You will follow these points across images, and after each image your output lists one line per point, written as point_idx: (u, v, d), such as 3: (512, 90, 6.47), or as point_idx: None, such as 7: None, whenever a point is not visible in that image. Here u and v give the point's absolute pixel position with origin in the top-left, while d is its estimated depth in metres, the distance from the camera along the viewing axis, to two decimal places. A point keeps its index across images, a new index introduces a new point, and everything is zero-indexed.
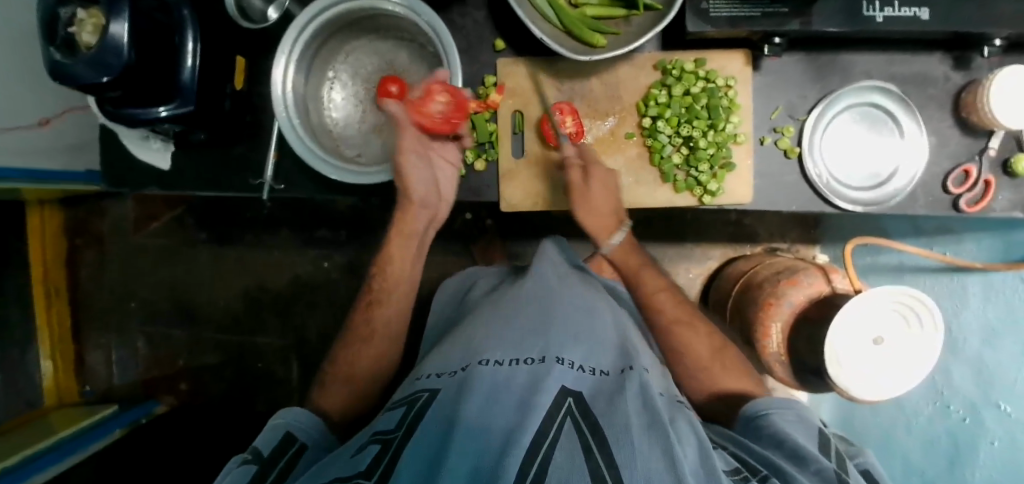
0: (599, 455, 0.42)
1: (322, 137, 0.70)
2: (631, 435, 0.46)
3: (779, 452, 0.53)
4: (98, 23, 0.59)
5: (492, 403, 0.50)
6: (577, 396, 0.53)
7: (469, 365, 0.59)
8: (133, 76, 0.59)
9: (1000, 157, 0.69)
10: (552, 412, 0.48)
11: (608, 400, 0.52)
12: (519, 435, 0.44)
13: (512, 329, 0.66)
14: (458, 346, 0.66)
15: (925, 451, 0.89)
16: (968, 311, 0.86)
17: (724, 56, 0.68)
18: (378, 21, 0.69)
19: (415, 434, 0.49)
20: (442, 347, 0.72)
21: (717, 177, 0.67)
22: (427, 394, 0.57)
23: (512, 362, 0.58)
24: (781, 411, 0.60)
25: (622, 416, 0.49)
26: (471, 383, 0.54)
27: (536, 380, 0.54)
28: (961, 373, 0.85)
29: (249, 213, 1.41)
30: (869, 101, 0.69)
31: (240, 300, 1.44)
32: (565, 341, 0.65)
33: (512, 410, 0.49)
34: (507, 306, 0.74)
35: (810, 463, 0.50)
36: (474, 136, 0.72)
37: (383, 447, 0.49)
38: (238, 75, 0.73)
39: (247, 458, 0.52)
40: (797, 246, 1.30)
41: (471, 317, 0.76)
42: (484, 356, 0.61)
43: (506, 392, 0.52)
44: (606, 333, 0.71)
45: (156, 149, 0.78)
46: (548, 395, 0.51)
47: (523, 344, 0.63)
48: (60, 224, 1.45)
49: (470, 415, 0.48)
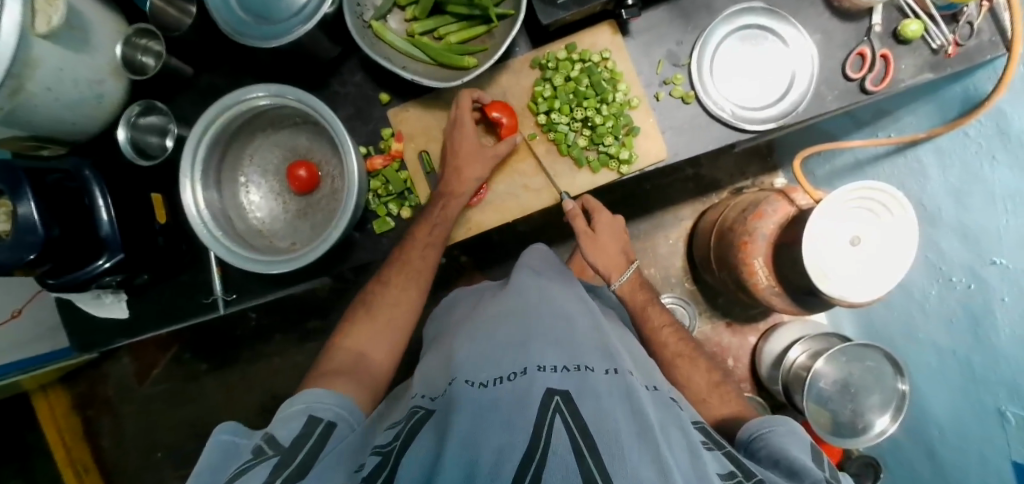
0: (593, 463, 0.39)
1: (252, 239, 0.73)
2: (624, 444, 0.42)
3: (777, 471, 0.51)
4: (8, 210, 0.62)
5: (479, 418, 0.46)
6: (566, 395, 0.49)
7: (455, 383, 0.54)
8: (59, 248, 0.62)
9: (887, 30, 0.69)
10: (539, 419, 0.44)
11: (597, 397, 0.49)
12: (509, 452, 0.41)
13: (494, 341, 0.62)
14: (441, 365, 0.64)
15: (951, 339, 0.83)
16: (931, 182, 0.82)
17: (591, 34, 0.71)
18: (268, 115, 0.73)
19: (413, 443, 0.47)
20: (426, 370, 0.68)
21: (626, 145, 0.70)
22: (423, 411, 0.55)
23: (495, 381, 0.52)
24: (771, 425, 0.58)
25: (612, 419, 0.45)
26: (456, 402, 0.50)
27: (523, 388, 0.50)
28: (948, 241, 0.79)
29: (239, 329, 1.44)
30: (743, 24, 0.70)
31: (258, 415, 1.42)
32: (547, 348, 0.59)
33: (501, 424, 0.44)
34: (485, 320, 0.69)
35: (805, 477, 0.48)
36: (392, 188, 0.75)
37: (383, 458, 0.46)
38: (159, 211, 0.75)
39: (269, 452, 0.49)
40: (760, 178, 1.29)
41: (449, 339, 0.72)
42: (467, 374, 0.56)
43: (494, 407, 0.47)
44: (586, 327, 0.67)
45: (110, 303, 0.81)
46: (534, 400, 0.47)
47: (506, 352, 0.59)
48: (69, 402, 1.48)
49: (456, 437, 0.44)
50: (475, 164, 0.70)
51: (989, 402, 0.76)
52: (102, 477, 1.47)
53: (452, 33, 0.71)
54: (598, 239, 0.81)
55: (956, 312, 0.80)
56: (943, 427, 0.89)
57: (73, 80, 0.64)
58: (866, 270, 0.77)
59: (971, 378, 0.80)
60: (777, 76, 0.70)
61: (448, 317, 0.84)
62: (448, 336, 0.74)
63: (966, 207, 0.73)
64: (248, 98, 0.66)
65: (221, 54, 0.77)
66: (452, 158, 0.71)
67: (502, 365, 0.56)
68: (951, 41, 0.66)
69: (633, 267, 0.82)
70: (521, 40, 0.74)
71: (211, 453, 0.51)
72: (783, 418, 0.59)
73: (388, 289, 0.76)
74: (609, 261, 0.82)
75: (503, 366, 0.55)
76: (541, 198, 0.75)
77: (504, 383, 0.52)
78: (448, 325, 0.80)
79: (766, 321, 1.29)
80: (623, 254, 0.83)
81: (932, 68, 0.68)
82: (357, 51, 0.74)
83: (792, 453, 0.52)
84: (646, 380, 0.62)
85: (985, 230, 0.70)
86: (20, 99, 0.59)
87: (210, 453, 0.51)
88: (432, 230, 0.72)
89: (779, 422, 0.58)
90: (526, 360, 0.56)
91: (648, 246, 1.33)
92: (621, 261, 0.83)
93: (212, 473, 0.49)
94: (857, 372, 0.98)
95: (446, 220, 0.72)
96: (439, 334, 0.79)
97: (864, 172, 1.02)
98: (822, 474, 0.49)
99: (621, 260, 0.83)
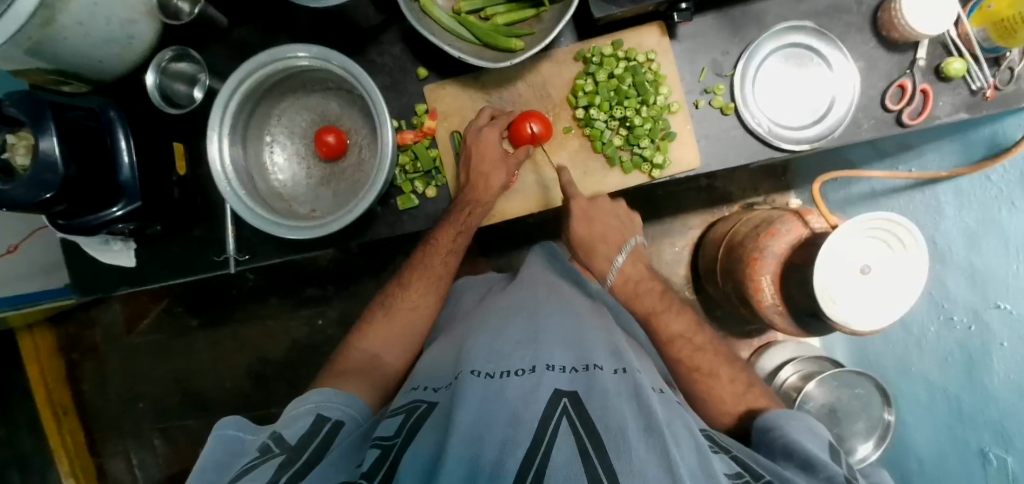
0: (598, 463, 0.38)
1: (273, 201, 0.72)
2: (629, 439, 0.41)
3: (790, 464, 0.50)
4: (28, 144, 0.60)
5: (484, 411, 0.45)
6: (574, 397, 0.47)
7: (461, 373, 0.53)
8: (76, 188, 0.60)
9: (930, 65, 0.69)
10: (546, 416, 0.44)
11: (605, 395, 0.48)
12: (513, 448, 0.40)
13: (504, 336, 0.61)
14: (449, 357, 0.63)
15: (943, 374, 0.85)
16: (947, 220, 0.83)
17: (639, 34, 0.70)
18: (302, 76, 0.71)
19: (415, 438, 0.46)
20: (429, 364, 0.66)
21: (661, 149, 0.71)
22: (425, 404, 0.53)
23: (503, 374, 0.52)
24: (787, 418, 0.56)
25: (619, 416, 0.44)
26: (463, 390, 0.49)
27: (531, 384, 0.49)
28: (956, 281, 0.80)
29: (235, 289, 1.42)
30: (789, 42, 0.70)
31: (246, 377, 1.42)
32: (557, 347, 0.58)
33: (506, 420, 0.44)
34: (496, 313, 0.69)
35: (821, 469, 0.48)
36: (420, 165, 0.75)
37: (383, 453, 0.46)
38: (178, 162, 0.74)
39: (275, 452, 0.49)
40: (772, 196, 1.30)
41: (461, 328, 0.72)
42: (474, 363, 0.55)
43: (500, 403, 0.46)
44: (598, 325, 0.67)
45: (118, 250, 0.79)
46: (543, 398, 0.47)
47: (517, 348, 0.58)
48: (54, 343, 1.46)
49: (460, 430, 0.42)
50: (500, 171, 0.72)
51: (973, 442, 0.78)
52: (82, 422, 1.46)
53: (499, 14, 0.70)
54: (595, 219, 0.77)
55: (952, 349, 0.82)
56: (923, 458, 0.91)
57: (106, 18, 0.62)
58: (875, 303, 0.77)
59: (960, 415, 0.81)
60: (816, 98, 0.71)
61: (457, 304, 0.84)
62: (457, 328, 0.74)
63: (978, 250, 0.74)
64: (287, 57, 0.65)
65: (257, 9, 0.75)
66: (476, 165, 0.71)
67: (510, 359, 0.55)
68: (991, 84, 0.66)
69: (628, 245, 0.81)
70: (567, 31, 0.73)
71: (217, 445, 0.52)
72: (798, 413, 0.57)
73: (411, 280, 0.78)
74: (598, 243, 0.80)
75: (512, 360, 0.55)
76: (541, 203, 0.77)
77: (512, 376, 0.51)
78: (456, 314, 0.80)
79: (761, 337, 1.31)
80: (619, 232, 0.81)
81: (969, 109, 0.68)
82: (399, 22, 0.73)
83: (806, 446, 0.50)
84: (653, 381, 0.59)
85: (994, 272, 0.71)
86: (51, 31, 0.57)
87: (213, 446, 0.53)
88: (456, 236, 0.74)
89: (795, 416, 0.56)
90: (536, 358, 0.55)
91: (654, 251, 1.34)
92: (603, 246, 0.81)
93: (218, 468, 0.50)
94: (845, 398, 0.99)
95: (471, 226, 0.74)
96: (447, 325, 0.79)
97: (879, 203, 1.02)
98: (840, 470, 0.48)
99: (614, 240, 0.80)
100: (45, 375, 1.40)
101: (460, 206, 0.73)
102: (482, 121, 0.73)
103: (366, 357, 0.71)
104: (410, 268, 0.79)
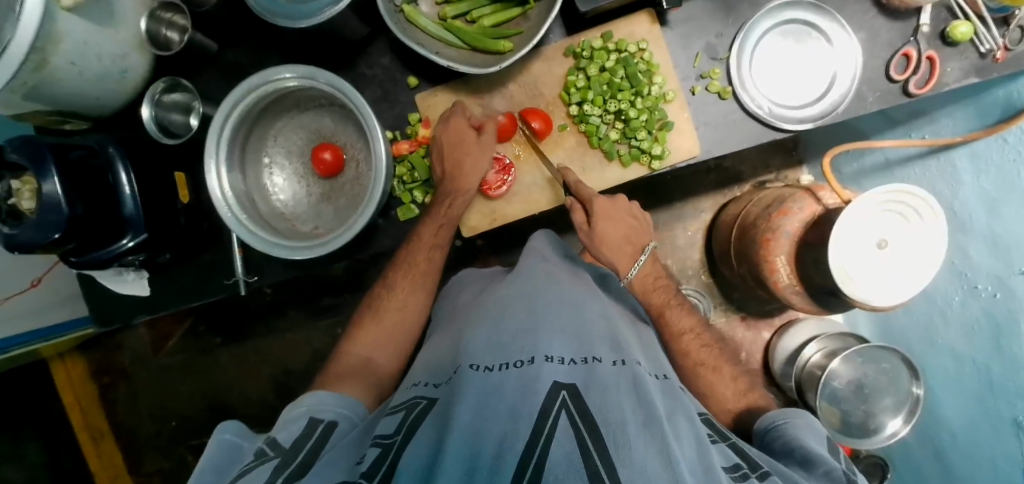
0: (598, 457, 0.37)
1: (276, 222, 0.73)
2: (628, 433, 0.41)
3: (790, 459, 0.50)
4: (32, 187, 0.62)
5: (483, 405, 0.44)
6: (573, 390, 0.46)
7: (460, 369, 0.52)
8: (83, 227, 0.61)
9: (935, 30, 0.65)
10: (545, 409, 0.43)
11: (604, 389, 0.47)
12: (511, 441, 0.39)
13: (500, 325, 0.60)
14: (448, 351, 0.62)
15: (970, 343, 0.82)
16: (965, 186, 0.80)
17: (629, 23, 0.69)
18: (294, 95, 0.72)
19: (414, 436, 0.46)
20: (426, 361, 0.65)
21: (658, 140, 0.70)
22: (425, 400, 0.52)
23: (501, 366, 0.50)
24: (789, 416, 0.57)
25: (619, 410, 0.44)
26: (461, 389, 0.47)
27: (530, 375, 0.48)
28: (977, 249, 0.77)
29: (253, 304, 1.44)
30: (784, 18, 0.68)
31: (271, 389, 1.45)
32: (556, 337, 0.57)
33: (505, 413, 0.42)
34: (492, 305, 0.67)
35: (818, 465, 0.48)
36: (417, 175, 0.76)
37: (383, 451, 0.45)
38: (182, 189, 0.75)
39: (268, 456, 0.50)
40: (784, 173, 1.27)
41: (463, 318, 0.72)
42: (473, 358, 0.53)
43: (497, 395, 0.45)
44: (597, 313, 0.66)
45: (131, 280, 0.81)
46: (542, 389, 0.45)
47: (515, 338, 0.56)
48: (86, 368, 1.50)
49: (458, 428, 0.41)
50: (480, 162, 0.71)
51: (1005, 412, 0.75)
52: (118, 442, 1.50)
53: (485, 16, 0.69)
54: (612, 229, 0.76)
55: (978, 317, 0.79)
56: (956, 432, 0.88)
57: (97, 55, 0.62)
58: (892, 274, 0.75)
59: (989, 391, 0.79)
60: (817, 74, 0.68)
61: (458, 296, 0.84)
62: (458, 319, 0.73)
63: (999, 217, 0.71)
64: (275, 80, 0.65)
65: (246, 32, 0.75)
66: (455, 153, 0.71)
67: (509, 351, 0.54)
68: (1000, 45, 0.63)
69: (643, 254, 0.78)
70: (555, 27, 0.72)
71: (214, 452, 0.52)
72: (800, 411, 0.57)
73: (397, 280, 0.78)
74: (625, 246, 0.78)
75: (511, 352, 0.53)
76: (555, 196, 0.75)
77: (511, 368, 0.49)
78: (460, 303, 0.80)
79: (781, 316, 1.29)
80: (635, 234, 0.78)
81: (978, 72, 0.65)
82: (385, 33, 0.73)
83: (808, 443, 0.51)
84: (655, 368, 0.60)
85: (1016, 236, 0.68)
86: (46, 73, 0.58)
87: (212, 453, 0.53)
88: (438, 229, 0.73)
89: (796, 414, 0.57)
90: (534, 348, 0.53)
91: (666, 236, 1.32)
92: (629, 248, 0.78)
93: (217, 473, 0.50)
94: (872, 373, 0.96)
95: (451, 217, 0.73)
96: (447, 320, 0.78)
97: (893, 173, 0.99)
98: (839, 465, 0.48)
99: (636, 242, 0.78)
100: (80, 400, 1.47)
101: (442, 195, 0.73)
102: (451, 113, 0.72)
103: (373, 362, 0.72)
104: (399, 265, 0.77)
